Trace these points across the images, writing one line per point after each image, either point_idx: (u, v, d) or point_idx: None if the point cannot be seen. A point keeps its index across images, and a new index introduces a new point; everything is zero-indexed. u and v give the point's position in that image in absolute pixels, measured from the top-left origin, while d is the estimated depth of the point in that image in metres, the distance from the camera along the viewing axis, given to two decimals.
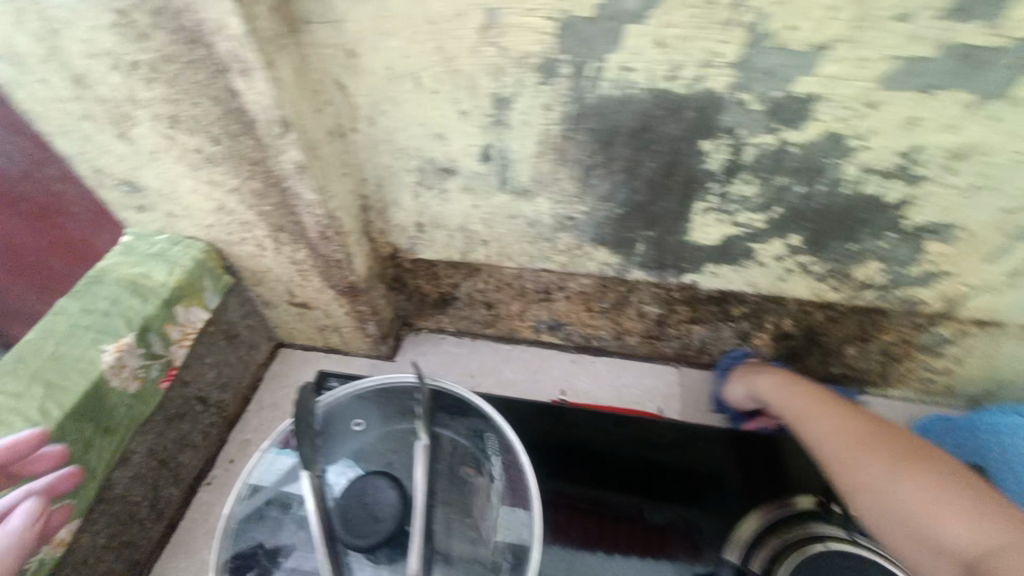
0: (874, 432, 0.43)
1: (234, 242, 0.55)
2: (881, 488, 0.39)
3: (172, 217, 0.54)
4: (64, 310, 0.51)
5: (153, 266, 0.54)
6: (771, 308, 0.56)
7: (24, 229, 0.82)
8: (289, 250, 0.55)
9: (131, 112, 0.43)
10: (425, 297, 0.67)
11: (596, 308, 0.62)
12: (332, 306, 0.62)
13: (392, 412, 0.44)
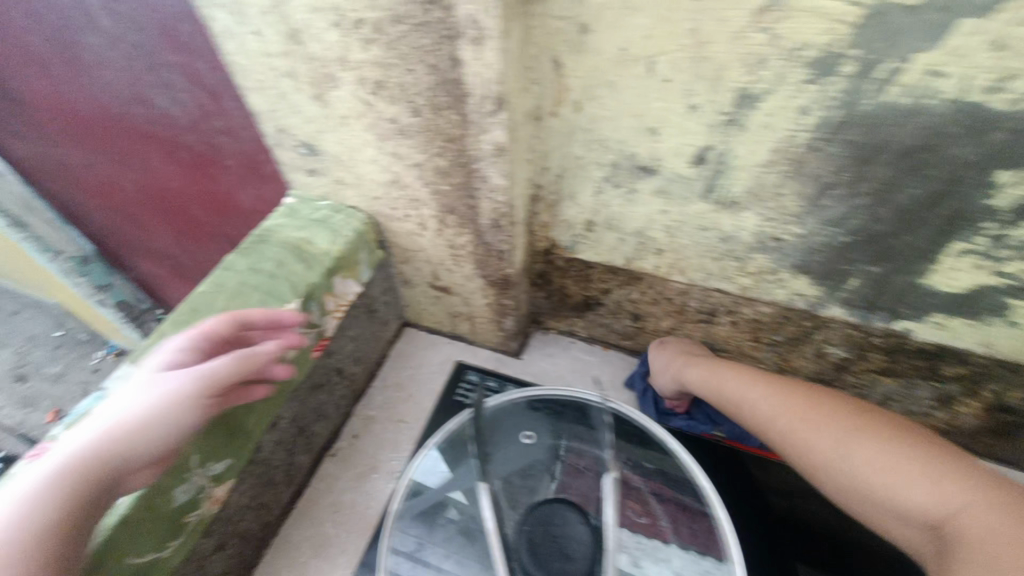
0: (808, 402, 0.45)
1: (396, 218, 0.53)
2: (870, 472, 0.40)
3: (340, 184, 0.53)
4: (232, 267, 0.51)
5: (317, 232, 0.53)
6: (998, 374, 0.47)
7: (177, 177, 0.86)
8: (451, 234, 0.52)
9: (336, 73, 0.41)
10: (567, 298, 0.63)
11: (764, 340, 0.56)
12: (475, 295, 0.60)
13: (562, 431, 0.42)
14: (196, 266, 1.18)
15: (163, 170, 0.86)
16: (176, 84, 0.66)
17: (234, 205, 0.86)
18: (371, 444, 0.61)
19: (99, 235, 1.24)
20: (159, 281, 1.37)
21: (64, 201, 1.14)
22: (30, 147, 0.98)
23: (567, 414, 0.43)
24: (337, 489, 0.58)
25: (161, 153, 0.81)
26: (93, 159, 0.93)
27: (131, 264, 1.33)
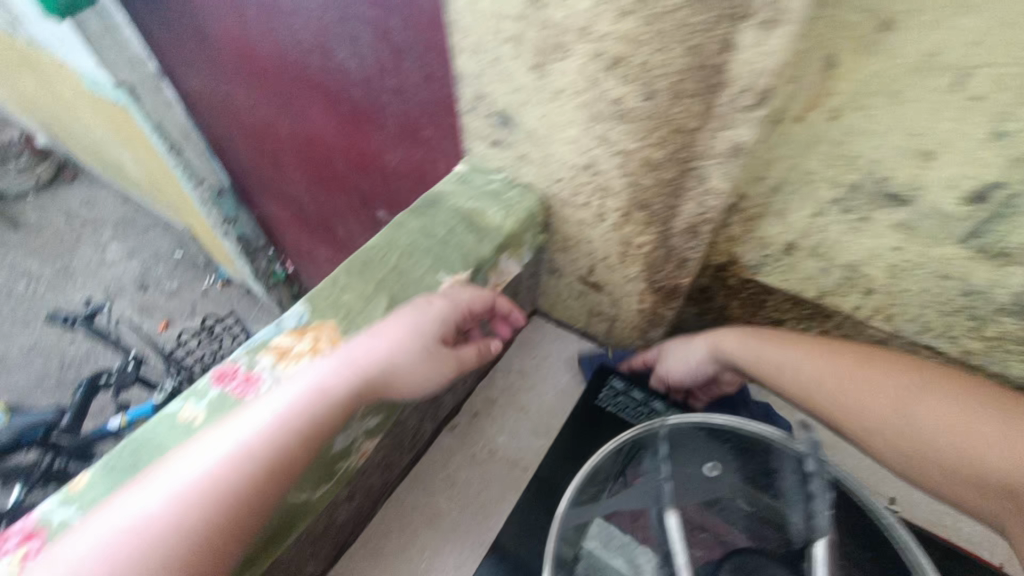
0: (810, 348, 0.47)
1: (573, 205, 0.51)
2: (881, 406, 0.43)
3: (523, 161, 0.50)
4: (404, 227, 0.50)
5: (489, 206, 0.52)
6: None
7: (331, 127, 0.89)
8: (631, 232, 0.48)
9: (571, 43, 0.38)
10: (725, 320, 0.58)
11: None
12: (630, 297, 0.56)
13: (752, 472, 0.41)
14: (319, 215, 1.23)
15: (319, 119, 0.89)
16: (361, 36, 0.66)
17: (379, 163, 0.88)
18: (492, 427, 0.60)
19: (237, 171, 1.32)
20: (279, 222, 1.44)
21: (216, 134, 1.22)
22: (201, 79, 1.05)
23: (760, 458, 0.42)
24: (453, 465, 0.57)
25: (323, 103, 0.84)
26: (256, 99, 0.97)
27: (259, 202, 1.41)
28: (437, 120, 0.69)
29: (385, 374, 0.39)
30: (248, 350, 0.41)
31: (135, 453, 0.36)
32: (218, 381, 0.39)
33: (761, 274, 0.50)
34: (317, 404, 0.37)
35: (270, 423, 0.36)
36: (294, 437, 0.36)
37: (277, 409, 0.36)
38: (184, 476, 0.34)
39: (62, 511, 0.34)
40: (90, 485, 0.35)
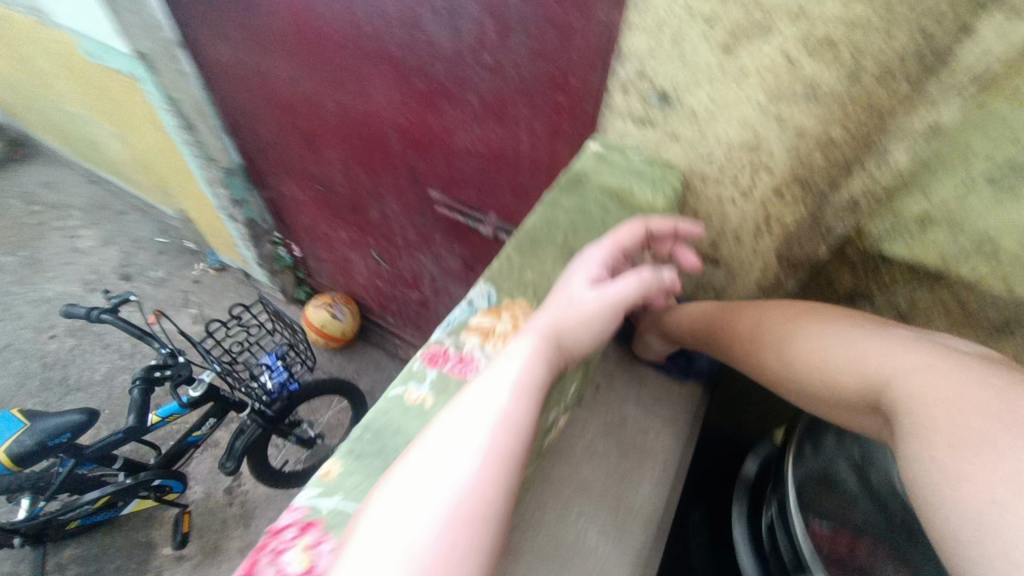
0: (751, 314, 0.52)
1: (717, 182, 0.52)
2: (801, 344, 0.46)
3: (670, 139, 0.52)
4: (559, 205, 0.51)
5: (636, 184, 0.53)
6: None
7: (393, 104, 0.87)
8: (779, 207, 0.51)
9: (776, 25, 0.39)
10: (830, 289, 0.62)
11: None
12: (750, 272, 0.59)
13: None
14: (351, 195, 1.19)
15: (381, 94, 0.86)
16: (463, 9, 0.65)
17: (444, 141, 0.86)
18: (617, 400, 0.61)
19: (254, 150, 1.25)
20: (296, 204, 1.38)
21: (237, 109, 1.15)
22: (237, 49, 0.99)
23: None
24: (587, 440, 0.58)
25: (392, 78, 0.82)
26: (303, 72, 0.93)
27: (274, 183, 1.34)
28: (534, 96, 0.69)
29: (571, 334, 0.39)
30: (447, 332, 0.42)
31: (376, 438, 0.36)
32: (430, 363, 0.40)
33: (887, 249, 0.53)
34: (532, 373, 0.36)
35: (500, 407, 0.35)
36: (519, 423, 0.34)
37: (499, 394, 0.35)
38: (448, 470, 0.32)
39: (327, 500, 0.33)
40: (345, 473, 0.35)
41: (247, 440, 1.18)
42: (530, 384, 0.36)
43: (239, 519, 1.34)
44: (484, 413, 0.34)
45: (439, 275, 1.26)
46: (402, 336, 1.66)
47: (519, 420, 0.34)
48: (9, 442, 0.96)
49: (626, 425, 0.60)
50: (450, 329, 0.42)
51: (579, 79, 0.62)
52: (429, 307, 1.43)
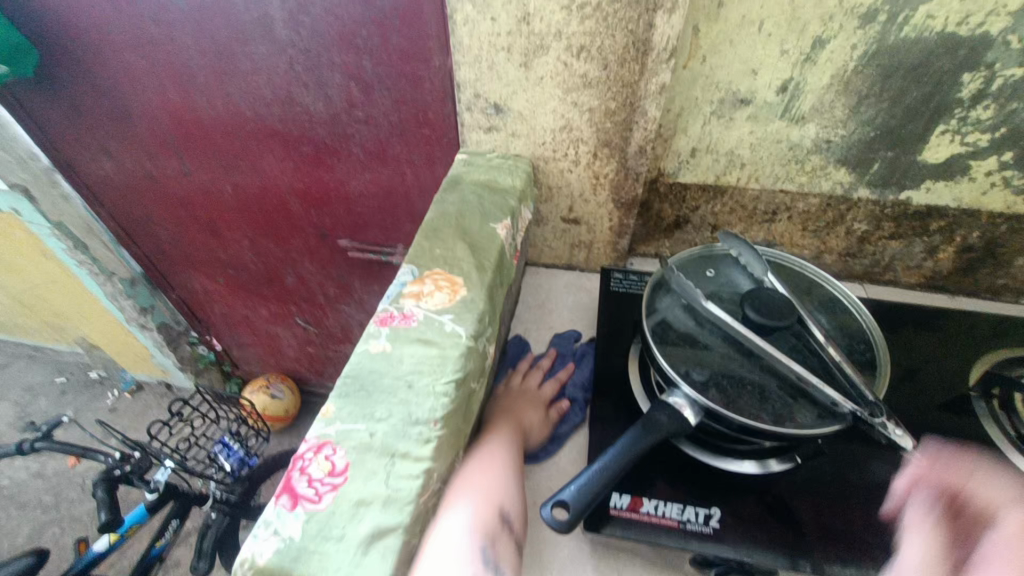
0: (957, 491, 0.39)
1: (555, 159, 0.72)
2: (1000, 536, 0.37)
3: (513, 136, 0.70)
4: (446, 200, 0.66)
5: (497, 174, 0.70)
6: (967, 222, 0.73)
7: (287, 173, 0.99)
8: (600, 165, 0.71)
9: (549, 43, 0.59)
10: (661, 221, 0.82)
11: (810, 228, 0.78)
12: (602, 220, 0.78)
13: (726, 260, 0.59)
14: (264, 269, 1.27)
15: (275, 168, 0.99)
16: (331, 82, 0.81)
17: (340, 192, 1.00)
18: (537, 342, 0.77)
19: (155, 253, 1.29)
20: (208, 296, 1.42)
21: (131, 219, 1.20)
22: (121, 162, 1.06)
23: (721, 252, 0.61)
24: None
25: (281, 150, 0.95)
26: (195, 167, 1.03)
27: (182, 281, 1.38)
28: (406, 135, 0.85)
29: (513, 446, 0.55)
30: (389, 303, 0.54)
31: (356, 378, 0.47)
32: (382, 325, 0.52)
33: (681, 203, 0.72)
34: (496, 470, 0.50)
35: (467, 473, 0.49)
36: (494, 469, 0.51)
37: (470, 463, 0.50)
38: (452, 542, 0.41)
39: (331, 427, 0.44)
40: (338, 408, 0.45)
41: (216, 532, 1.16)
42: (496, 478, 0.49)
43: None
44: (470, 498, 0.46)
45: (366, 319, 1.36)
46: None
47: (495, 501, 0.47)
48: None
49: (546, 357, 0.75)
50: (391, 300, 0.54)
51: (437, 113, 0.80)
52: None
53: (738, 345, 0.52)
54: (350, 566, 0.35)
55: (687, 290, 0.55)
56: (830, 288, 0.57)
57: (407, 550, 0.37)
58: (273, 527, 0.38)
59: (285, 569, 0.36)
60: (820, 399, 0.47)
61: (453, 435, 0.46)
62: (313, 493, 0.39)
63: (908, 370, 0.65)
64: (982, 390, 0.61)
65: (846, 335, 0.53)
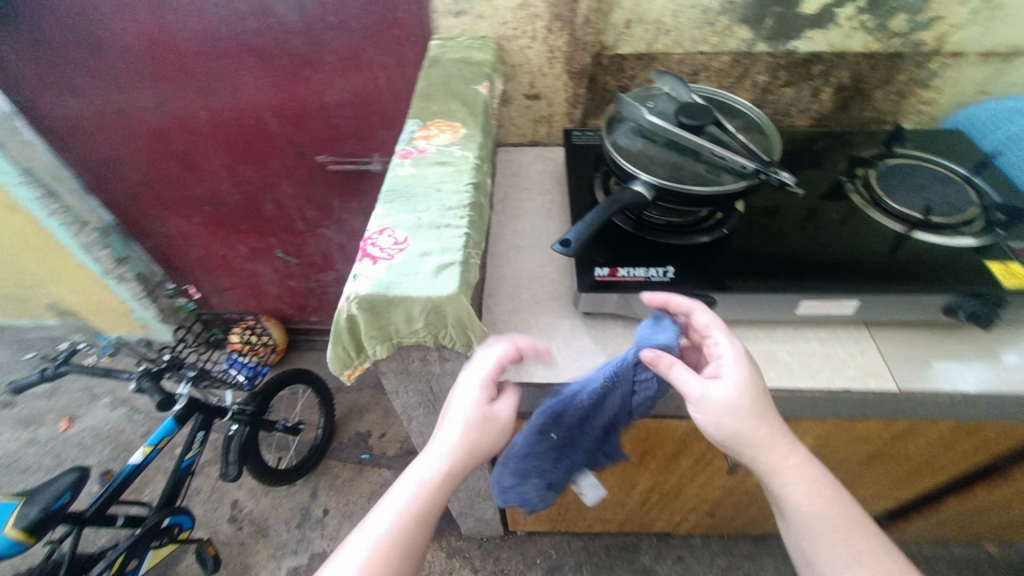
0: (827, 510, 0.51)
1: (515, 37, 0.85)
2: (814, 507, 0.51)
3: (478, 19, 0.83)
4: (432, 74, 0.78)
5: (469, 52, 0.82)
6: (839, 64, 0.93)
7: (263, 90, 1.06)
8: (554, 38, 0.85)
9: None
10: (607, 92, 0.96)
11: (725, 84, 0.96)
12: (559, 93, 0.93)
13: (658, 94, 0.76)
14: (242, 200, 1.33)
15: (250, 86, 1.05)
16: None
17: (316, 105, 1.08)
18: (518, 200, 0.91)
19: (127, 197, 1.33)
20: (185, 239, 1.46)
21: (99, 161, 1.22)
22: (87, 98, 1.08)
23: (653, 90, 0.76)
24: (509, 226, 0.87)
25: (258, 67, 1.02)
26: (168, 94, 1.07)
27: (155, 226, 1.41)
28: (377, 36, 0.95)
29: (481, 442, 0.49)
30: (406, 144, 0.67)
31: (393, 190, 0.60)
32: (404, 158, 0.65)
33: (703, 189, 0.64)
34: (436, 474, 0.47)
35: (455, 438, 0.48)
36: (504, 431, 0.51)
37: (460, 424, 0.49)
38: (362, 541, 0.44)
39: (384, 220, 0.57)
40: (386, 208, 0.58)
41: (240, 442, 1.26)
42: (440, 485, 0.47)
43: (255, 534, 1.41)
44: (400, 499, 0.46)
45: (345, 240, 1.46)
46: (331, 327, 1.80)
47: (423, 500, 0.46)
48: (12, 519, 0.98)
49: (526, 211, 0.89)
50: (407, 142, 0.67)
51: (405, 12, 0.91)
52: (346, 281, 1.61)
53: (674, 146, 0.70)
54: (427, 285, 0.51)
55: (630, 113, 0.72)
56: (735, 102, 0.75)
57: (465, 278, 0.52)
58: (360, 274, 0.52)
59: (380, 294, 0.50)
60: (735, 168, 0.65)
61: (478, 219, 0.60)
62: (383, 255, 0.54)
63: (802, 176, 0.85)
64: (849, 177, 0.82)
65: (749, 129, 0.71)
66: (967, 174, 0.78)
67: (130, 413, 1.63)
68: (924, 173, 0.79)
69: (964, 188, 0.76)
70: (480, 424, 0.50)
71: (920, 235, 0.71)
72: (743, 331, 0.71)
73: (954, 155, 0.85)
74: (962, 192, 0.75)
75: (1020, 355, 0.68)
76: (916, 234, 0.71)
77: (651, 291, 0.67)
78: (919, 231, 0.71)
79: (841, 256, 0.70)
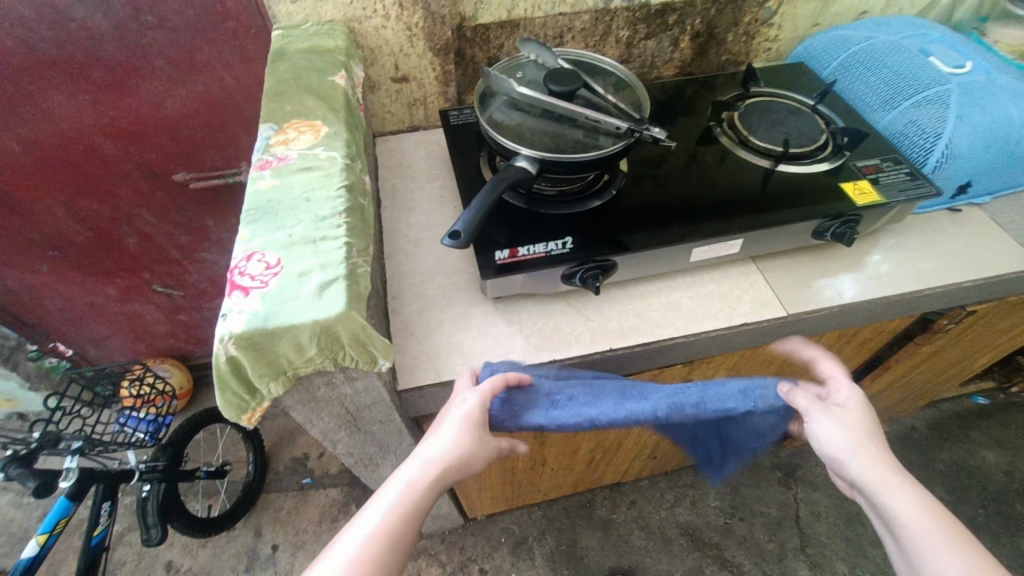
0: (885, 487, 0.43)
1: (366, 17, 0.78)
2: (899, 503, 0.41)
3: (319, 1, 0.75)
4: (279, 69, 0.71)
5: (318, 39, 0.75)
6: (691, 12, 0.97)
7: (84, 110, 0.91)
8: (409, 15, 0.80)
9: None
10: (477, 65, 0.94)
11: (591, 43, 0.97)
12: (427, 73, 0.89)
13: (527, 63, 0.74)
14: (95, 237, 1.16)
15: (65, 105, 0.90)
16: None
17: (156, 118, 0.95)
18: (407, 192, 0.87)
19: None
20: (33, 293, 1.25)
21: None
22: None
23: (521, 59, 0.75)
24: (401, 220, 0.83)
25: (70, 83, 0.87)
26: None
27: None
28: (210, 32, 0.84)
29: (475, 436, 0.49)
30: (263, 153, 0.60)
31: (255, 207, 0.54)
32: (263, 169, 0.58)
33: (582, 155, 0.63)
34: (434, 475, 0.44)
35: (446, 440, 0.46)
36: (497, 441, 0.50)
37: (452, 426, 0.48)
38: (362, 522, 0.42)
39: (249, 243, 0.51)
40: (251, 231, 0.52)
41: (157, 500, 1.15)
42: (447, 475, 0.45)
43: None
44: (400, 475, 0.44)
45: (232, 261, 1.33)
46: None
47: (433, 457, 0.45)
48: None
49: (417, 201, 0.85)
50: (263, 150, 0.60)
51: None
52: None
53: (550, 115, 0.69)
54: (311, 309, 0.46)
55: (502, 87, 0.69)
56: (602, 62, 0.75)
57: (353, 293, 0.49)
58: (230, 310, 0.47)
59: (257, 328, 0.45)
60: (611, 129, 0.66)
61: (358, 223, 0.56)
62: (255, 284, 0.48)
63: (676, 125, 0.88)
64: (717, 120, 0.86)
65: (619, 89, 0.72)
66: (813, 103, 0.85)
67: (17, 499, 1.42)
68: (780, 106, 0.85)
69: (813, 116, 0.83)
70: (479, 435, 0.48)
71: (783, 167, 0.77)
72: (647, 285, 0.74)
73: (800, 86, 0.92)
74: (812, 121, 0.82)
75: (878, 261, 0.77)
76: (781, 167, 0.77)
77: (554, 266, 0.66)
78: (783, 164, 0.77)
79: (722, 197, 0.74)
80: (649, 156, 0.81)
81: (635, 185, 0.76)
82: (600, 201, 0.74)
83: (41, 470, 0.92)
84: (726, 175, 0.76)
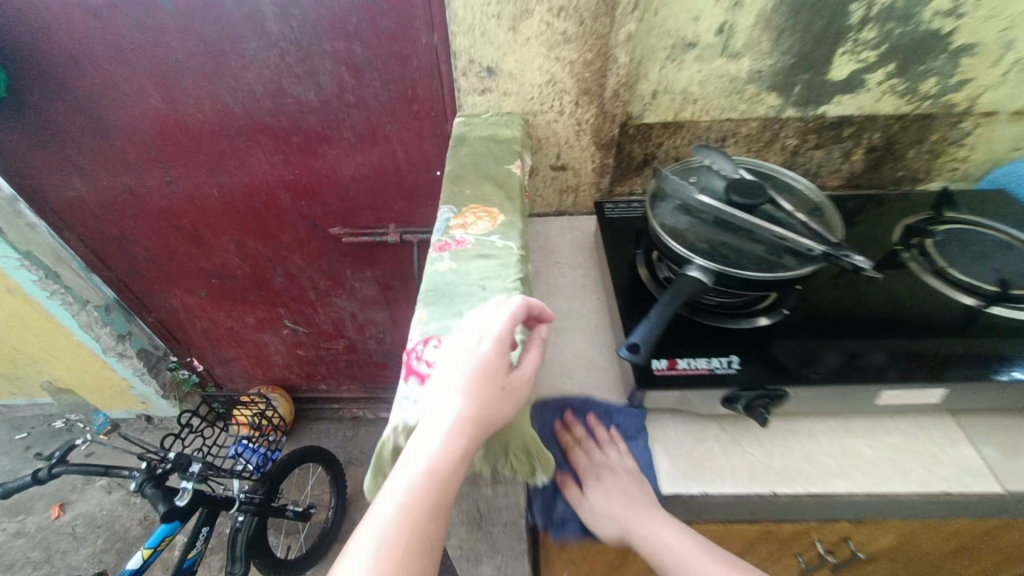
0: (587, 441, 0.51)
1: (542, 111, 0.82)
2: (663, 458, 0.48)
3: (504, 95, 0.80)
4: (460, 154, 0.75)
5: (498, 129, 0.80)
6: (870, 126, 0.91)
7: (275, 166, 1.03)
8: (582, 112, 0.82)
9: (533, 7, 0.70)
10: (633, 159, 0.94)
11: (754, 148, 0.94)
12: (586, 164, 0.90)
13: (698, 169, 0.73)
14: (251, 272, 1.29)
15: (262, 162, 1.02)
16: (321, 69, 0.87)
17: (331, 178, 1.06)
18: (550, 276, 0.87)
19: (131, 274, 1.28)
20: (189, 312, 1.40)
21: (102, 239, 1.18)
22: (95, 179, 1.06)
23: (694, 164, 0.74)
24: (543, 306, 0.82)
25: (272, 144, 0.99)
26: (177, 173, 1.05)
27: (159, 301, 1.36)
28: (396, 112, 0.93)
29: (503, 376, 0.44)
30: (443, 233, 0.63)
31: (434, 289, 0.55)
32: (442, 251, 0.60)
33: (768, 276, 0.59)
34: (469, 403, 0.42)
35: (464, 395, 0.42)
36: (517, 386, 0.45)
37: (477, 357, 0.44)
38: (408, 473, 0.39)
39: (429, 326, 0.52)
40: (429, 314, 0.53)
41: (247, 534, 1.17)
42: (473, 427, 0.41)
43: None
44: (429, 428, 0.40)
45: (358, 308, 1.41)
46: (340, 394, 1.73)
47: (464, 408, 0.41)
48: None
49: (559, 288, 0.84)
50: (444, 230, 0.63)
51: (424, 87, 0.88)
52: (357, 348, 1.55)
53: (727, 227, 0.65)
54: None
55: (678, 192, 0.68)
56: (783, 172, 0.71)
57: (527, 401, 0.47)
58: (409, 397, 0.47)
59: None
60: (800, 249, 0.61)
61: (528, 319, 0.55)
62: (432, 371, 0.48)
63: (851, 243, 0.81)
64: (905, 245, 0.78)
65: (805, 204, 0.67)
66: None
67: (127, 497, 1.52)
68: (986, 237, 0.76)
69: None
70: (494, 382, 0.44)
71: (997, 309, 0.66)
72: (815, 424, 0.65)
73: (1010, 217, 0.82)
74: None
75: None
76: (993, 309, 0.66)
77: (716, 386, 0.61)
78: (996, 306, 0.67)
79: (918, 338, 0.65)
80: (823, 277, 0.76)
81: (806, 309, 0.70)
82: (768, 320, 0.68)
83: (169, 494, 0.96)
84: (920, 311, 0.68)
